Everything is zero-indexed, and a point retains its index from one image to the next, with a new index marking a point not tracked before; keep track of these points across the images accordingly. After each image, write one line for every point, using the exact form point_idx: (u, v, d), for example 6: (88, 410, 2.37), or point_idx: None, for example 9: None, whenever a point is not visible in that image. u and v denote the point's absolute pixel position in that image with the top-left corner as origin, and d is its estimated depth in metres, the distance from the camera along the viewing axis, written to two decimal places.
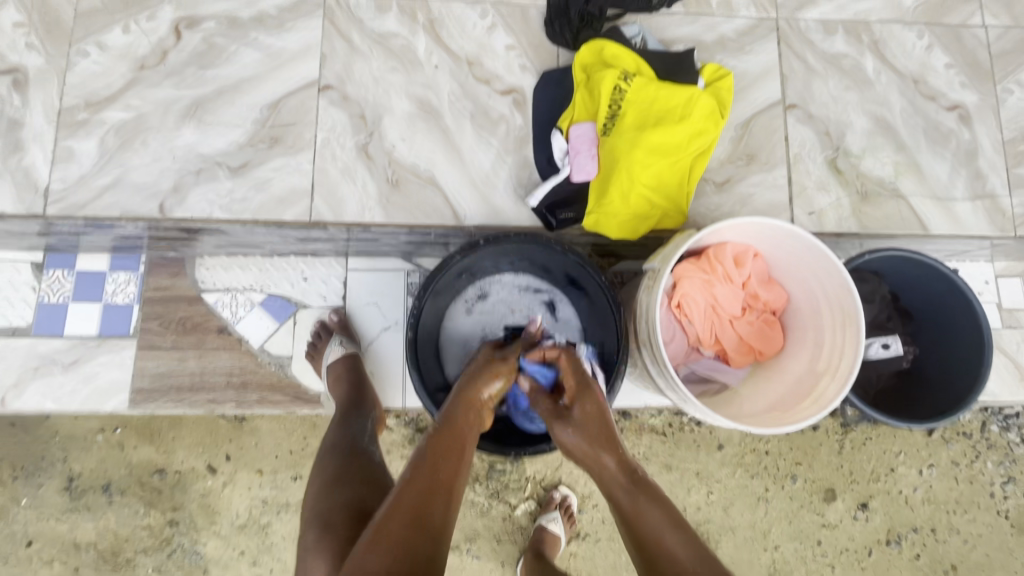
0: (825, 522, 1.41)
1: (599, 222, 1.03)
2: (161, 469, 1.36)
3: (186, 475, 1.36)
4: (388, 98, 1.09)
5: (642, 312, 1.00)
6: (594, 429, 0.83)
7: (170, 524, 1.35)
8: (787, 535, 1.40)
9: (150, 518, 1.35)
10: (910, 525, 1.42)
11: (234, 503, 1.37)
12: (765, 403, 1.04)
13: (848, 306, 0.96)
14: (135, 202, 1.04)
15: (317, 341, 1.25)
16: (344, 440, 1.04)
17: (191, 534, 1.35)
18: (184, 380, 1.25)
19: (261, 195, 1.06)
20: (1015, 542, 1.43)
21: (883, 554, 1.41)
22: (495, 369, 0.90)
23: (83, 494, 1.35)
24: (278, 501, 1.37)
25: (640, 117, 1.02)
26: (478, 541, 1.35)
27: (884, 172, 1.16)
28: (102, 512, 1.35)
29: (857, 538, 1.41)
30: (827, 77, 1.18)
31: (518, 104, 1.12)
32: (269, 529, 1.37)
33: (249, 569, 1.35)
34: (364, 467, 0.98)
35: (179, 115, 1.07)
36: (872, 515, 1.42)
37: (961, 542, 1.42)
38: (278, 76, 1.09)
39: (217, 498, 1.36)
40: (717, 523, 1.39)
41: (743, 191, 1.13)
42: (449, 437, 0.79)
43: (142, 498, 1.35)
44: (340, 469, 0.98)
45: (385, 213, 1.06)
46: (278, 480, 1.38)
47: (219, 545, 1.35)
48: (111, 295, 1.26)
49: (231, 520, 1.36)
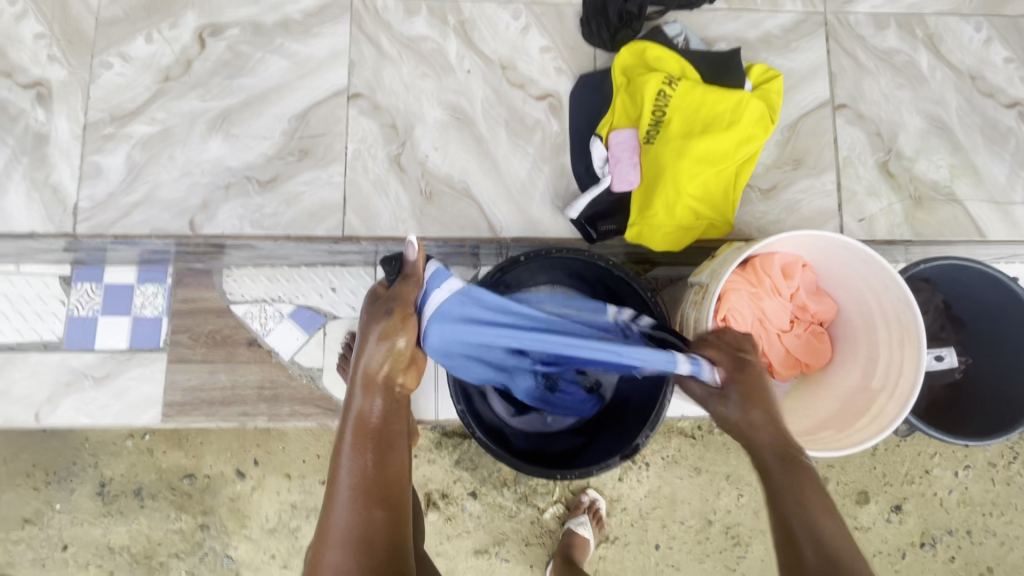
0: (858, 524, 1.38)
1: (642, 234, 0.99)
2: (190, 474, 1.36)
3: (215, 480, 1.36)
4: (419, 106, 1.05)
5: (688, 326, 0.97)
6: (756, 403, 0.79)
7: (200, 528, 1.36)
8: None
9: (181, 523, 1.36)
10: (945, 527, 1.39)
11: (263, 507, 1.37)
12: (813, 419, 1.00)
13: (908, 321, 0.91)
14: (165, 219, 1.02)
15: (348, 353, 1.22)
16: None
17: (222, 538, 1.36)
18: (215, 394, 1.24)
19: (292, 210, 1.03)
20: None
21: (916, 556, 1.38)
22: (388, 332, 0.84)
23: (115, 499, 1.36)
24: (307, 506, 1.37)
25: (686, 123, 0.97)
26: (507, 544, 1.34)
27: (938, 175, 1.10)
28: (134, 517, 1.35)
29: (891, 540, 1.38)
30: (878, 75, 1.12)
31: (554, 110, 1.07)
32: (298, 533, 1.37)
33: (280, 572, 1.36)
34: None
35: (206, 127, 1.04)
36: (906, 517, 1.38)
37: (998, 544, 1.39)
38: (306, 84, 1.05)
39: (247, 502, 1.36)
40: (748, 525, 1.37)
41: (790, 198, 1.08)
42: (366, 433, 0.79)
43: (173, 503, 1.36)
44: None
45: (419, 226, 1.03)
46: (306, 484, 1.37)
47: (249, 549, 1.36)
48: (140, 308, 1.25)
49: (261, 524, 1.36)
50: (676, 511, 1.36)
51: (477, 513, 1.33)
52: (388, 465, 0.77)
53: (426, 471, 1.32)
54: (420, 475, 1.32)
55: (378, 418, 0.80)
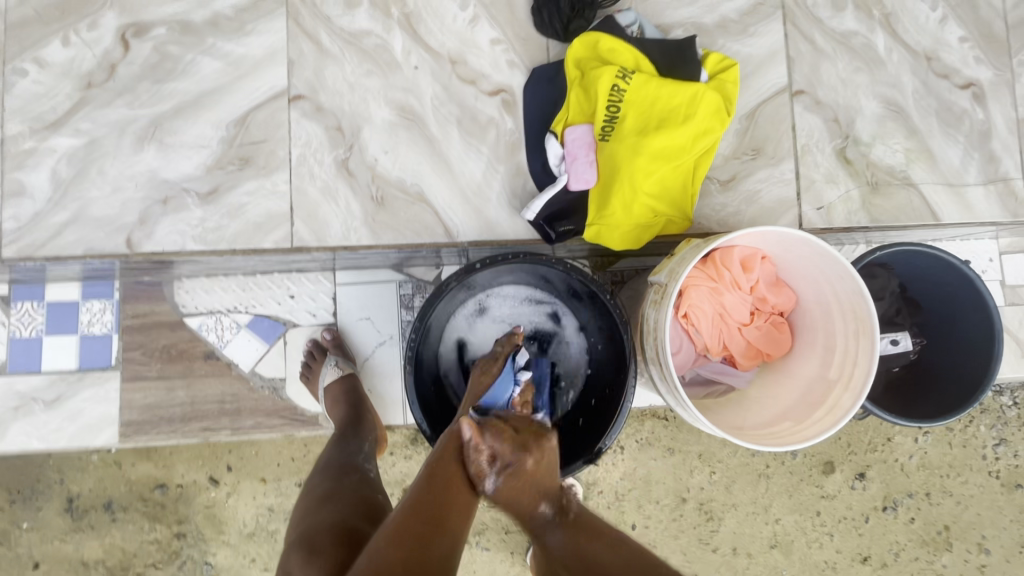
0: (823, 493, 1.43)
1: (600, 233, 0.97)
2: (162, 484, 1.33)
3: (188, 489, 1.34)
4: (366, 107, 1.00)
5: (648, 327, 0.95)
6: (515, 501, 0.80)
7: (177, 537, 1.33)
8: (787, 508, 1.42)
9: (157, 533, 1.33)
10: (905, 491, 1.44)
11: (240, 512, 1.34)
12: (773, 411, 1.02)
13: (862, 313, 0.91)
14: (99, 238, 0.97)
15: (310, 361, 1.19)
16: (336, 460, 0.99)
17: (199, 546, 1.33)
18: (175, 410, 1.20)
19: (236, 223, 0.98)
20: (1003, 499, 1.45)
21: (879, 520, 1.44)
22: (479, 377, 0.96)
23: (85, 514, 1.32)
24: (285, 508, 1.34)
25: (641, 119, 0.95)
26: (487, 533, 1.33)
27: (894, 159, 1.10)
28: (106, 530, 1.32)
29: (855, 506, 1.43)
30: (835, 58, 1.10)
31: (507, 105, 1.03)
32: (277, 535, 1.34)
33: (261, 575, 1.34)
34: (355, 485, 0.93)
35: (137, 137, 0.98)
36: (869, 483, 1.43)
37: (953, 504, 1.45)
38: (243, 87, 0.99)
39: (223, 509, 1.34)
40: (721, 501, 1.40)
41: (749, 188, 1.07)
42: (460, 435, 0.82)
43: (146, 514, 1.33)
44: (330, 489, 0.91)
45: (372, 234, 0.99)
46: (282, 487, 1.34)
47: (229, 554, 1.34)
48: (87, 325, 1.20)
49: (238, 529, 1.34)
50: (651, 491, 1.39)
51: None
52: (461, 473, 0.77)
53: (402, 467, 1.31)
54: (396, 472, 1.30)
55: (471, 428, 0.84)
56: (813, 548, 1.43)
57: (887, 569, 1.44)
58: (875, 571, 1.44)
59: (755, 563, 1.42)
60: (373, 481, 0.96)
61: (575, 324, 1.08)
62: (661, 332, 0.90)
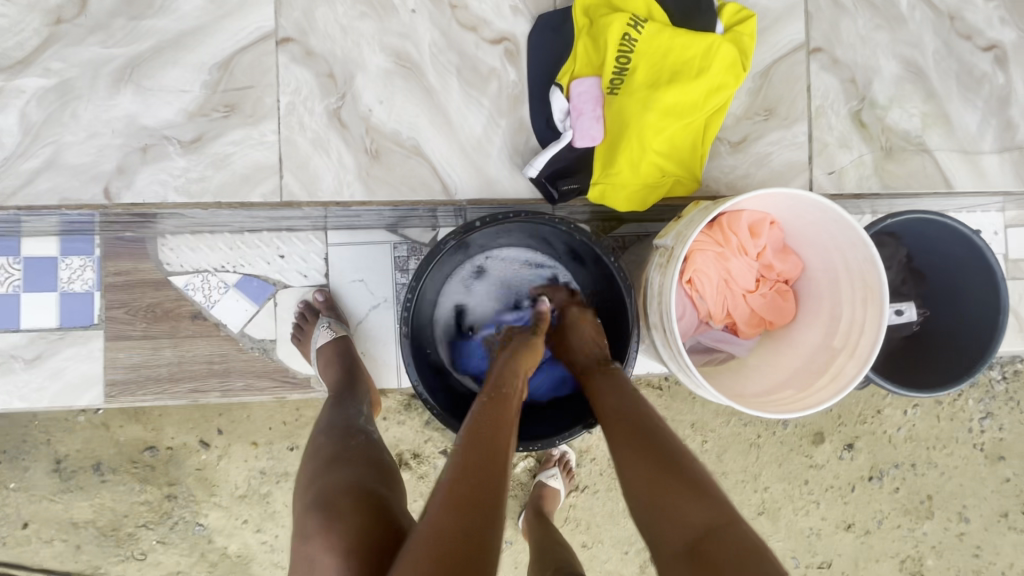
0: (812, 463, 1.44)
1: (605, 193, 0.93)
2: (152, 446, 1.31)
3: (178, 451, 1.32)
4: (359, 52, 0.94)
5: (652, 292, 0.92)
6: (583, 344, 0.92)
7: (167, 498, 1.32)
8: (776, 477, 1.43)
9: (147, 494, 1.31)
10: (891, 461, 1.46)
11: (231, 475, 1.32)
12: (776, 380, 1.00)
13: (872, 280, 0.89)
14: (75, 186, 0.91)
15: (302, 323, 1.16)
16: (338, 421, 0.95)
17: (191, 507, 1.32)
18: (162, 371, 1.17)
19: (221, 174, 0.93)
20: (986, 471, 1.48)
21: (865, 489, 1.46)
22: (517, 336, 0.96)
23: (73, 475, 1.30)
24: (277, 471, 1.33)
25: (653, 71, 0.90)
26: None
27: (910, 125, 1.06)
28: (95, 491, 1.31)
29: (842, 475, 1.45)
30: (855, 14, 1.05)
31: (510, 55, 0.97)
32: (270, 498, 1.33)
33: (254, 536, 1.33)
34: (363, 447, 0.89)
35: (112, 80, 0.91)
36: (857, 454, 1.45)
37: (938, 474, 1.47)
38: (226, 27, 0.92)
39: (214, 471, 1.32)
40: (711, 468, 1.41)
41: (760, 150, 1.03)
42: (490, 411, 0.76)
43: (136, 476, 1.31)
44: (338, 450, 0.88)
45: (366, 189, 0.94)
46: (274, 451, 1.33)
47: (221, 516, 1.32)
48: (67, 282, 1.15)
49: (230, 491, 1.33)
50: None
51: None
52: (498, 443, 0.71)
53: (395, 432, 1.31)
54: (389, 436, 1.30)
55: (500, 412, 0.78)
56: (800, 515, 1.45)
57: (869, 535, 1.47)
58: (858, 537, 1.47)
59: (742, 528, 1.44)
60: (378, 442, 0.93)
61: (573, 286, 1.05)
62: (666, 295, 0.87)
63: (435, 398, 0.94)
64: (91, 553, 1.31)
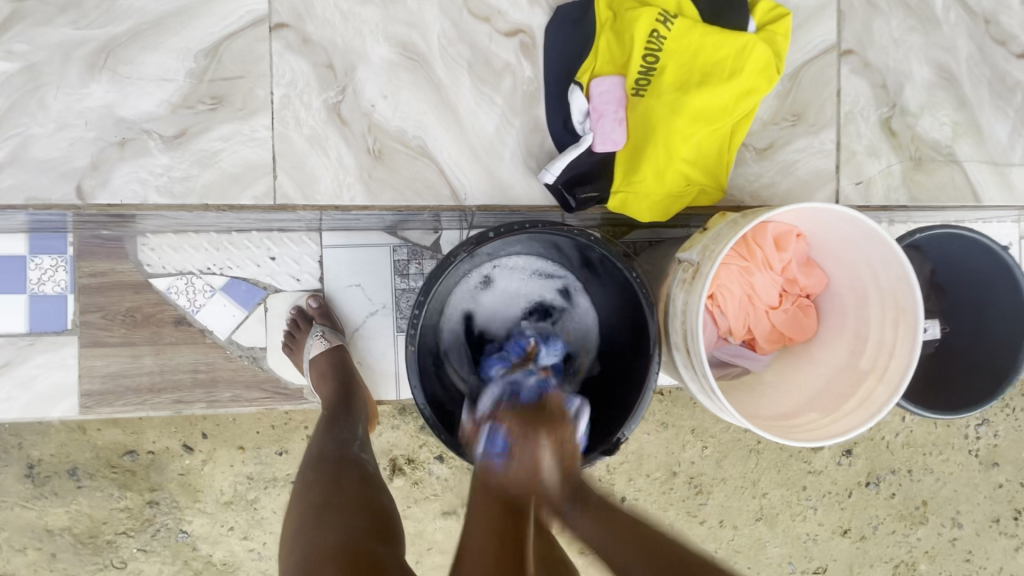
0: (811, 469, 1.41)
1: (626, 202, 0.87)
2: (131, 450, 1.23)
3: (160, 456, 1.24)
4: (361, 42, 0.86)
5: (675, 308, 0.87)
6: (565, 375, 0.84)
7: (149, 505, 1.24)
8: (775, 483, 1.40)
9: (127, 500, 1.24)
10: (888, 467, 1.44)
11: (217, 481, 1.25)
12: (797, 400, 0.96)
13: (905, 301, 0.85)
14: (44, 185, 0.82)
15: (294, 331, 1.09)
16: (329, 453, 0.90)
17: (174, 514, 1.25)
18: (143, 379, 1.08)
19: (208, 173, 0.85)
20: (979, 477, 1.46)
21: (862, 495, 1.43)
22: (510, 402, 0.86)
23: (47, 480, 1.22)
24: (265, 477, 1.26)
25: (682, 71, 0.83)
26: None
27: (940, 134, 1.01)
28: (71, 498, 1.23)
29: (840, 481, 1.42)
30: (889, 15, 0.99)
31: (525, 49, 0.90)
32: (257, 504, 1.27)
33: (240, 543, 1.27)
34: (354, 487, 0.84)
35: (84, 65, 0.82)
36: (855, 460, 1.42)
37: (933, 480, 1.45)
38: (213, 10, 0.83)
39: (198, 477, 1.25)
40: (711, 475, 1.38)
41: (787, 158, 0.98)
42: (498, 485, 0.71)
43: (115, 481, 1.23)
44: (327, 494, 0.82)
45: (368, 193, 0.87)
46: (261, 455, 1.26)
47: (205, 523, 1.25)
48: (37, 284, 1.06)
49: (215, 497, 1.25)
50: (643, 466, 1.36)
51: (445, 475, 1.27)
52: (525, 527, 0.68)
53: (389, 437, 1.25)
54: (383, 442, 1.25)
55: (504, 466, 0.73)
56: (797, 521, 1.42)
57: (864, 540, 1.45)
58: (853, 543, 1.45)
59: (740, 534, 1.41)
60: (373, 478, 0.88)
61: (587, 301, 0.99)
62: (693, 315, 0.81)
63: (442, 422, 0.86)
64: (67, 561, 1.23)
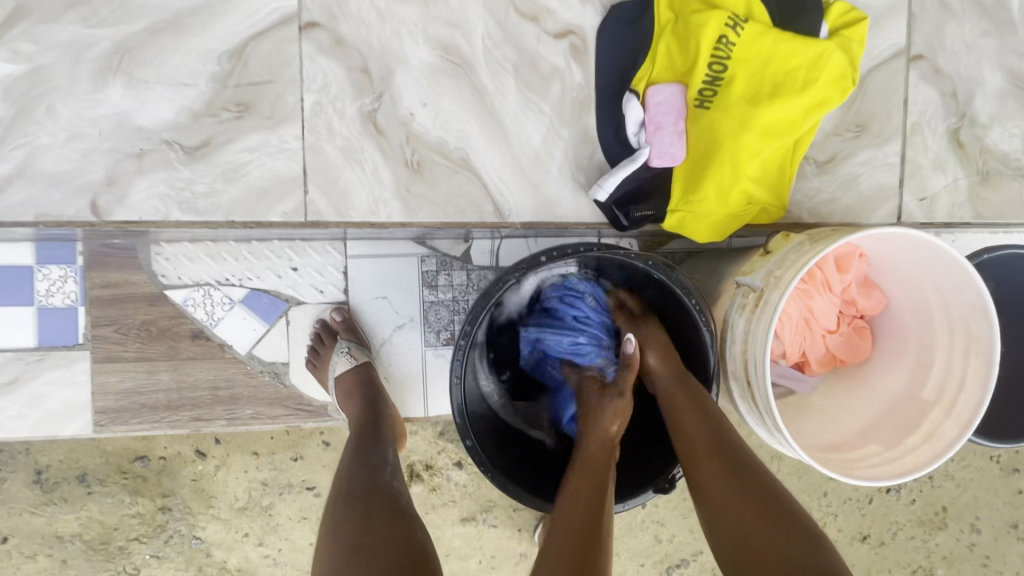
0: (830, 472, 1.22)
1: (683, 222, 0.81)
2: (143, 455, 1.15)
3: (172, 461, 1.16)
4: (399, 44, 0.79)
5: (734, 336, 0.82)
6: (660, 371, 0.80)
7: (162, 510, 1.16)
8: (795, 489, 1.22)
9: (138, 506, 1.15)
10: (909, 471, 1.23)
11: (231, 486, 1.17)
12: (853, 428, 0.91)
13: (979, 331, 0.80)
14: (55, 200, 0.76)
15: (318, 346, 1.02)
16: (359, 483, 0.79)
17: (187, 520, 1.16)
18: (160, 397, 1.02)
19: (234, 187, 0.79)
20: (1001, 481, 1.25)
21: (882, 501, 1.24)
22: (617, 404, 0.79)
23: (57, 486, 1.14)
24: (280, 483, 1.18)
25: (752, 82, 0.77)
26: (495, 510, 1.17)
27: (1010, 146, 0.95)
28: (81, 504, 1.14)
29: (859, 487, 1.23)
30: (963, 17, 0.92)
31: (575, 53, 0.82)
32: (272, 510, 1.18)
33: (256, 550, 1.18)
34: (385, 524, 0.72)
35: (98, 67, 0.75)
36: None
37: (953, 484, 1.24)
38: (238, 8, 0.77)
39: (212, 482, 1.17)
40: None
41: (848, 172, 0.92)
42: (586, 471, 0.72)
43: (126, 487, 1.15)
44: (359, 534, 0.71)
45: (405, 208, 0.81)
46: (276, 460, 1.17)
47: (219, 530, 1.17)
48: (46, 295, 1.00)
49: (229, 503, 1.17)
50: None
51: (462, 480, 1.16)
52: (608, 510, 0.67)
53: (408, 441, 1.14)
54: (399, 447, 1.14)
55: (596, 453, 0.74)
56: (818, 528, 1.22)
57: (883, 547, 1.25)
58: (872, 549, 1.25)
59: None
60: (407, 511, 0.76)
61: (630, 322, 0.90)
62: (757, 347, 0.76)
63: (492, 460, 0.79)
64: (78, 569, 1.15)
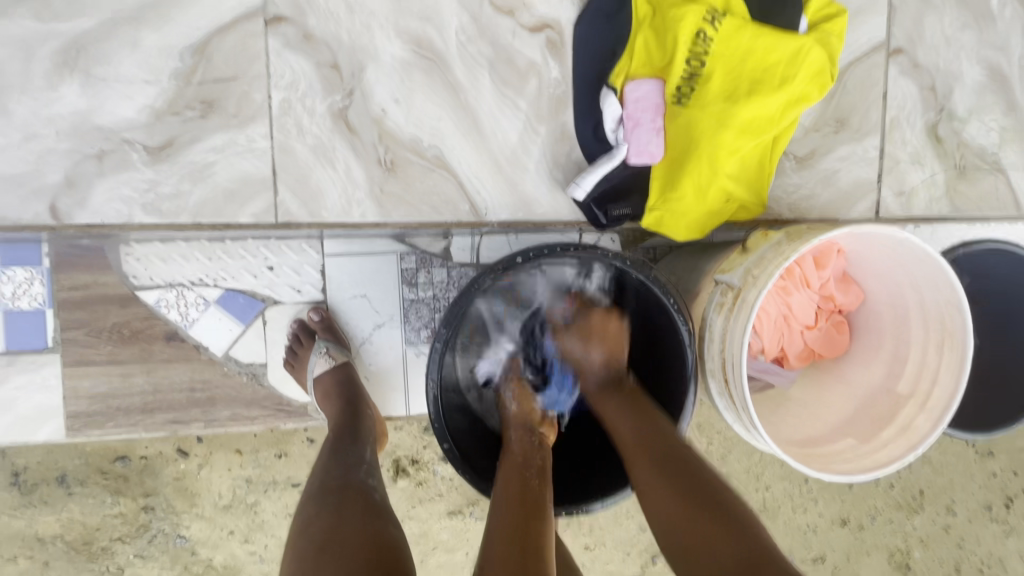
0: None
1: (661, 220, 0.80)
2: (123, 455, 1.13)
3: (154, 460, 1.14)
4: (370, 38, 0.77)
5: (713, 333, 0.81)
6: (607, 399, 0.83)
7: (144, 510, 1.14)
8: (778, 476, 1.23)
9: (121, 506, 1.14)
10: None
11: (214, 484, 1.15)
12: (831, 422, 0.91)
13: (952, 327, 0.80)
14: (11, 204, 0.74)
15: (295, 346, 1.00)
16: (332, 478, 0.78)
17: (170, 519, 1.15)
18: (134, 401, 1.00)
19: (200, 188, 0.77)
20: (975, 466, 1.26)
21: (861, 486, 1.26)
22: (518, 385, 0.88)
23: (35, 488, 1.12)
24: (264, 480, 1.16)
25: (729, 78, 0.76)
26: (481, 503, 1.17)
27: (987, 140, 0.95)
28: (62, 506, 1.12)
29: None
30: (942, 10, 0.91)
31: (551, 47, 0.81)
32: (257, 507, 1.17)
33: (242, 548, 1.17)
34: (355, 520, 0.71)
35: (56, 64, 0.73)
36: None
37: (928, 469, 1.26)
38: (201, 2, 0.74)
39: (194, 481, 1.15)
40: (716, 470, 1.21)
41: (827, 167, 0.91)
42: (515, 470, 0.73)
43: (107, 487, 1.13)
44: (329, 529, 0.70)
45: (378, 208, 0.79)
46: (260, 458, 1.16)
47: (204, 527, 1.16)
48: (12, 298, 0.97)
49: (213, 501, 1.15)
50: None
51: (450, 474, 1.16)
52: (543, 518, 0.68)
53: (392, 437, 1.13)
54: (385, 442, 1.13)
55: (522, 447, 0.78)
56: (797, 512, 1.24)
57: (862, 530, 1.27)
58: (851, 533, 1.26)
59: None
60: (380, 507, 0.76)
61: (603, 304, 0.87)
62: (734, 345, 0.76)
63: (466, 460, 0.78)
64: (61, 570, 1.13)
